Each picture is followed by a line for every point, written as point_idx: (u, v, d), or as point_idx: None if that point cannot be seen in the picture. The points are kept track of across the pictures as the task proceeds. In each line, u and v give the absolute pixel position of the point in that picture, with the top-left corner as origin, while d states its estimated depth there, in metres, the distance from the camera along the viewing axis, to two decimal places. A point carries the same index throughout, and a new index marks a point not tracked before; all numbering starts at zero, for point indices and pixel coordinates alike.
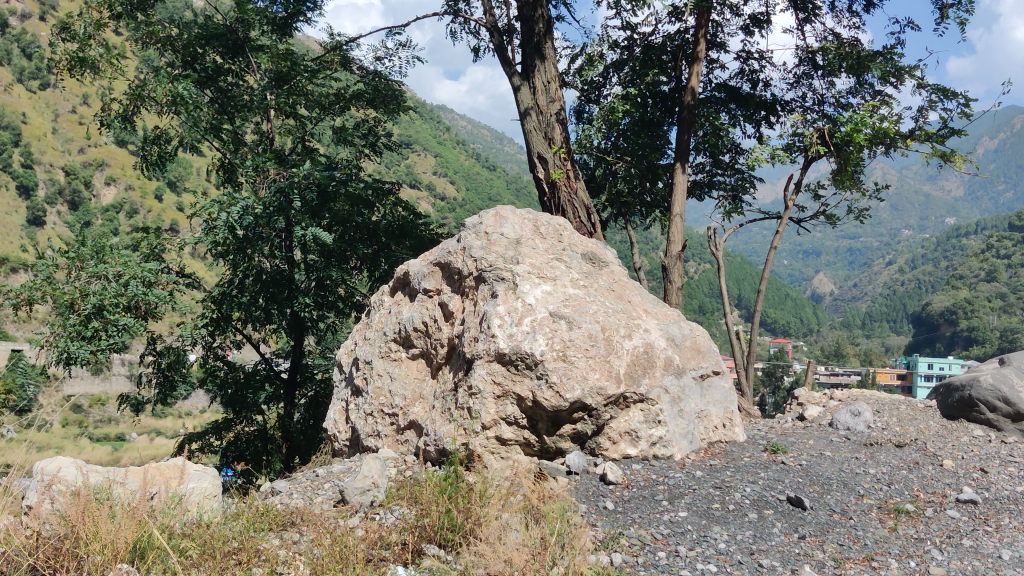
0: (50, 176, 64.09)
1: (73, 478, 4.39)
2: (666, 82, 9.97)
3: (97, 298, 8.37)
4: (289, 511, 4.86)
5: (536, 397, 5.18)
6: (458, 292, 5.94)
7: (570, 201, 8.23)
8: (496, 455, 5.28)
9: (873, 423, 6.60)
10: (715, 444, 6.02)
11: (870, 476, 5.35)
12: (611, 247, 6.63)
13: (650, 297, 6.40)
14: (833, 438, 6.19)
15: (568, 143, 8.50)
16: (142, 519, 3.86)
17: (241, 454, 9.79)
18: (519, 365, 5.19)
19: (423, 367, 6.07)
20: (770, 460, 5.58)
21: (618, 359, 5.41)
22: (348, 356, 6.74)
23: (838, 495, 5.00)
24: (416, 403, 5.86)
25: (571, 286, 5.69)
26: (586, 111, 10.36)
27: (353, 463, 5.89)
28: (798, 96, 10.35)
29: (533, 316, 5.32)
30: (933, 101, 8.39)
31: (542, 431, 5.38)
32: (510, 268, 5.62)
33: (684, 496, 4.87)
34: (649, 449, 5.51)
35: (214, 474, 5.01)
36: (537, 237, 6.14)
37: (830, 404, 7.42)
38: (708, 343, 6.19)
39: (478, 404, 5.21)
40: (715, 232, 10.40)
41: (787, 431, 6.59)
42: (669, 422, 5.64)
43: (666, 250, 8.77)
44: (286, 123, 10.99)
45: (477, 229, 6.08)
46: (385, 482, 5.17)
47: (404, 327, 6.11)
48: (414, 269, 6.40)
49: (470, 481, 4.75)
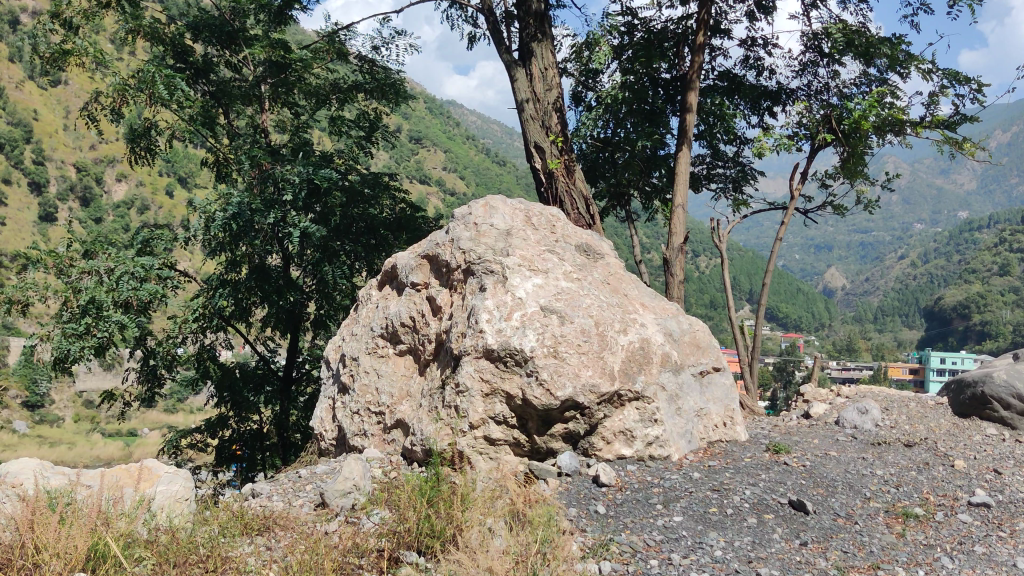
0: (61, 172, 64.15)
1: (31, 485, 4.18)
2: (668, 69, 9.70)
3: (89, 295, 8.08)
4: (268, 514, 4.64)
5: (526, 395, 4.93)
6: (446, 286, 5.70)
7: (568, 191, 7.98)
8: (484, 455, 5.04)
9: (881, 421, 6.33)
10: (715, 444, 5.76)
11: (877, 477, 5.08)
12: (607, 238, 6.37)
13: (647, 290, 6.14)
14: (839, 437, 5.92)
15: (566, 132, 8.25)
16: (96, 527, 3.65)
17: (238, 454, 9.45)
18: (508, 362, 4.95)
19: (410, 364, 5.83)
20: (772, 461, 5.30)
21: (612, 355, 5.17)
22: (336, 353, 6.51)
23: (843, 498, 4.74)
24: (403, 401, 5.63)
25: (563, 278, 5.44)
26: (586, 99, 10.09)
27: (338, 463, 5.66)
28: (803, 85, 10.06)
29: (523, 310, 5.09)
30: (945, 86, 8.08)
31: (532, 431, 5.14)
32: (500, 261, 5.37)
33: (679, 500, 4.61)
34: (644, 449, 5.25)
35: (186, 476, 4.78)
36: (529, 228, 5.90)
37: (837, 402, 7.14)
38: (708, 339, 5.93)
39: (466, 403, 4.97)
40: (719, 224, 10.12)
41: (791, 430, 6.33)
42: (666, 420, 5.38)
43: (668, 242, 8.54)
44: (281, 115, 10.73)
45: (466, 220, 5.84)
46: (368, 484, 4.93)
47: (391, 322, 5.88)
48: (402, 261, 6.17)
49: (454, 484, 4.51)
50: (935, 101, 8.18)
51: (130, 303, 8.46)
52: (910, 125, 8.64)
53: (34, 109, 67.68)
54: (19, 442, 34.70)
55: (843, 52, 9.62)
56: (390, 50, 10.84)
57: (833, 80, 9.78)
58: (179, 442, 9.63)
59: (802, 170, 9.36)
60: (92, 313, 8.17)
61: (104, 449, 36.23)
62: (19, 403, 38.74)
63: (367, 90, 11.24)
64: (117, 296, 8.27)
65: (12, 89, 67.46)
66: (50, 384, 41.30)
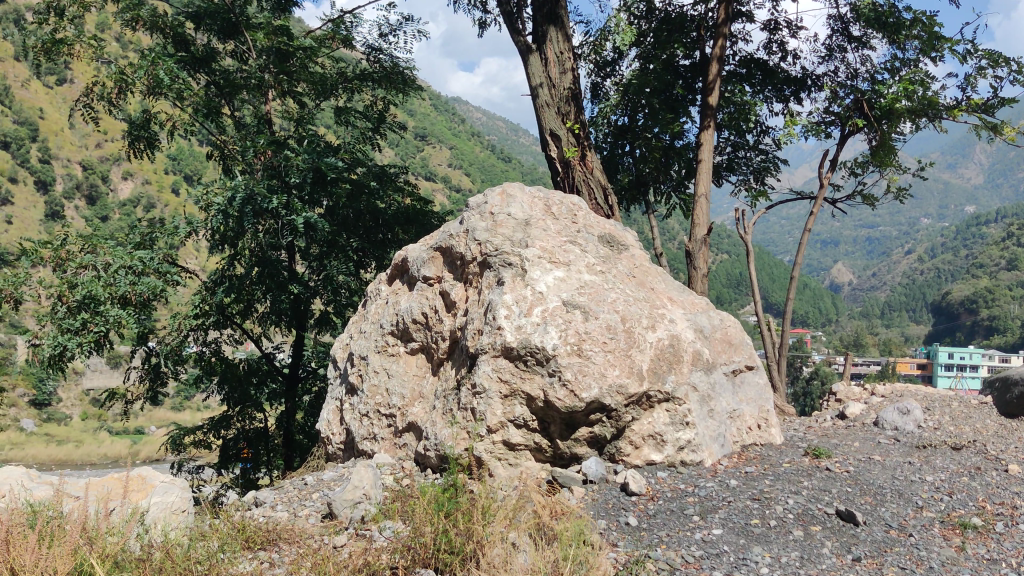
0: (68, 170, 63.92)
1: (13, 500, 3.87)
2: (687, 54, 9.32)
3: (85, 288, 7.70)
4: (272, 526, 4.30)
5: (548, 397, 4.58)
6: (461, 280, 5.34)
7: (585, 181, 7.61)
8: (504, 462, 4.70)
9: (924, 422, 5.94)
10: (749, 448, 5.40)
11: (927, 484, 4.70)
12: (631, 227, 5.99)
13: (675, 283, 5.76)
14: (881, 440, 5.55)
15: (583, 119, 7.89)
16: (77, 553, 3.32)
17: (243, 453, 9.14)
18: (529, 361, 4.60)
19: (423, 363, 5.47)
20: (813, 466, 4.93)
21: (641, 353, 4.79)
22: (343, 352, 6.15)
23: (894, 507, 4.37)
24: (416, 402, 5.27)
25: (586, 271, 5.08)
26: (601, 87, 9.75)
27: (347, 469, 5.31)
28: (829, 70, 9.68)
29: (544, 306, 4.72)
30: (983, 68, 7.67)
31: (555, 435, 4.78)
32: (519, 252, 5.03)
33: (717, 510, 4.24)
34: (675, 454, 4.90)
35: (183, 485, 4.44)
36: (548, 217, 5.54)
37: (874, 401, 6.77)
38: (740, 335, 5.56)
39: (484, 405, 4.62)
40: (742, 216, 9.73)
41: (828, 432, 5.95)
42: (698, 423, 5.01)
43: (691, 234, 8.17)
44: (286, 105, 10.35)
45: (482, 209, 5.49)
46: (379, 493, 4.60)
47: (402, 318, 5.52)
48: (414, 254, 5.81)
49: (473, 495, 4.16)
50: (971, 84, 7.80)
51: (128, 300, 8.03)
52: (945, 110, 8.23)
53: (40, 108, 67.49)
54: (26, 441, 34.65)
55: (872, 36, 9.25)
56: (398, 38, 10.47)
57: (862, 65, 9.40)
58: (181, 440, 9.14)
59: (830, 158, 9.07)
60: (89, 309, 7.80)
61: (109, 448, 36.18)
62: (25, 402, 38.71)
63: (376, 80, 10.86)
64: (115, 291, 7.87)
65: (18, 88, 67.23)
66: (58, 382, 41.14)
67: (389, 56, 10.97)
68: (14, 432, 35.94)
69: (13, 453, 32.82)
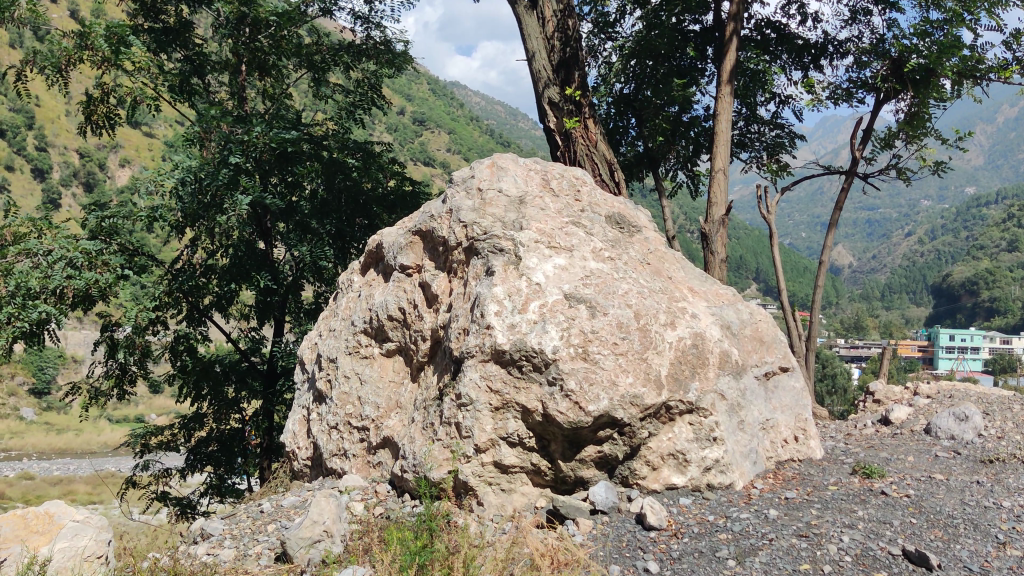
0: (64, 157, 62.81)
1: None
2: (697, 17, 8.45)
3: (15, 278, 6.35)
4: (209, 570, 3.46)
5: (547, 409, 3.77)
6: (444, 269, 4.52)
7: (588, 154, 6.80)
8: (496, 487, 3.90)
9: (985, 430, 5.17)
10: (786, 465, 4.61)
11: (1005, 511, 3.88)
12: (643, 207, 5.18)
13: (696, 272, 4.97)
14: (938, 453, 4.79)
15: (586, 83, 7.03)
16: None
17: (211, 455, 8.20)
18: (524, 367, 3.80)
19: (401, 367, 4.67)
20: (867, 490, 4.13)
21: (658, 356, 3.99)
22: (312, 353, 5.36)
23: (971, 544, 3.54)
24: (393, 414, 4.47)
25: (592, 258, 4.26)
26: (602, 51, 8.92)
27: (311, 492, 4.52)
28: (853, 36, 8.83)
29: (541, 300, 3.91)
30: None
31: (557, 456, 3.98)
32: (512, 236, 4.21)
33: (757, 553, 3.42)
34: (701, 477, 4.08)
35: (101, 527, 3.62)
36: (547, 194, 4.73)
37: (922, 404, 6.00)
38: (773, 332, 4.76)
39: (469, 419, 3.81)
40: (764, 193, 8.86)
41: (874, 441, 5.21)
42: (728, 439, 4.21)
43: (706, 214, 7.34)
44: (265, 81, 9.47)
45: (468, 184, 4.67)
46: (344, 529, 3.76)
47: (376, 315, 4.70)
48: (389, 239, 4.99)
49: (455, 541, 3.33)
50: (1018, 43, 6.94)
51: (65, 294, 6.71)
52: (991, 72, 7.35)
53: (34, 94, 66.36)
54: (27, 431, 34.41)
55: None
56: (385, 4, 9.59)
57: (890, 29, 8.55)
58: (147, 440, 8.29)
59: (862, 127, 8.21)
60: (19, 301, 6.40)
61: (109, 436, 35.37)
62: (25, 391, 38.10)
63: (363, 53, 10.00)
64: (49, 282, 6.49)
65: None
66: (57, 372, 40.70)
67: (379, 30, 10.09)
68: (13, 422, 35.44)
69: (12, 442, 32.54)
